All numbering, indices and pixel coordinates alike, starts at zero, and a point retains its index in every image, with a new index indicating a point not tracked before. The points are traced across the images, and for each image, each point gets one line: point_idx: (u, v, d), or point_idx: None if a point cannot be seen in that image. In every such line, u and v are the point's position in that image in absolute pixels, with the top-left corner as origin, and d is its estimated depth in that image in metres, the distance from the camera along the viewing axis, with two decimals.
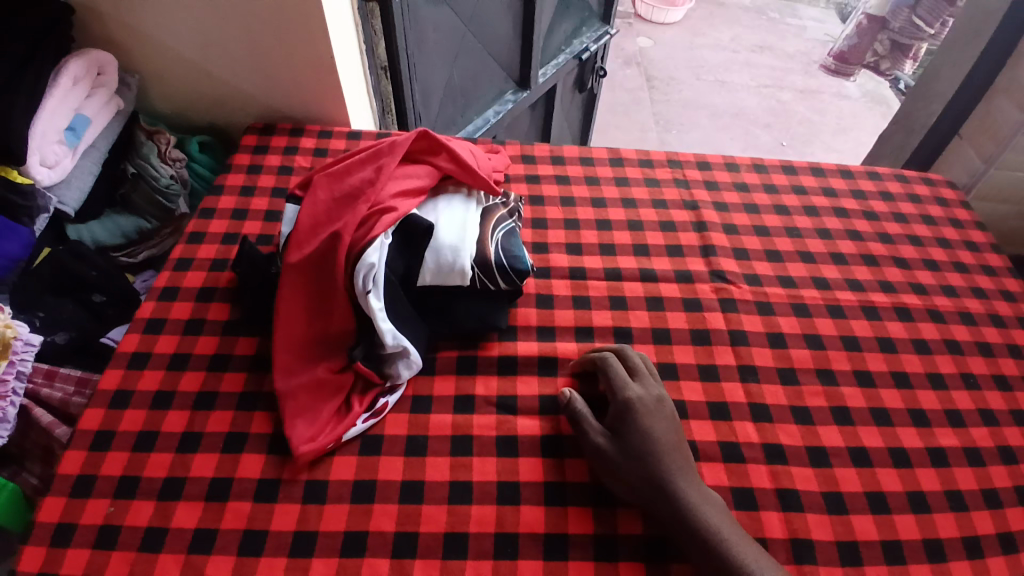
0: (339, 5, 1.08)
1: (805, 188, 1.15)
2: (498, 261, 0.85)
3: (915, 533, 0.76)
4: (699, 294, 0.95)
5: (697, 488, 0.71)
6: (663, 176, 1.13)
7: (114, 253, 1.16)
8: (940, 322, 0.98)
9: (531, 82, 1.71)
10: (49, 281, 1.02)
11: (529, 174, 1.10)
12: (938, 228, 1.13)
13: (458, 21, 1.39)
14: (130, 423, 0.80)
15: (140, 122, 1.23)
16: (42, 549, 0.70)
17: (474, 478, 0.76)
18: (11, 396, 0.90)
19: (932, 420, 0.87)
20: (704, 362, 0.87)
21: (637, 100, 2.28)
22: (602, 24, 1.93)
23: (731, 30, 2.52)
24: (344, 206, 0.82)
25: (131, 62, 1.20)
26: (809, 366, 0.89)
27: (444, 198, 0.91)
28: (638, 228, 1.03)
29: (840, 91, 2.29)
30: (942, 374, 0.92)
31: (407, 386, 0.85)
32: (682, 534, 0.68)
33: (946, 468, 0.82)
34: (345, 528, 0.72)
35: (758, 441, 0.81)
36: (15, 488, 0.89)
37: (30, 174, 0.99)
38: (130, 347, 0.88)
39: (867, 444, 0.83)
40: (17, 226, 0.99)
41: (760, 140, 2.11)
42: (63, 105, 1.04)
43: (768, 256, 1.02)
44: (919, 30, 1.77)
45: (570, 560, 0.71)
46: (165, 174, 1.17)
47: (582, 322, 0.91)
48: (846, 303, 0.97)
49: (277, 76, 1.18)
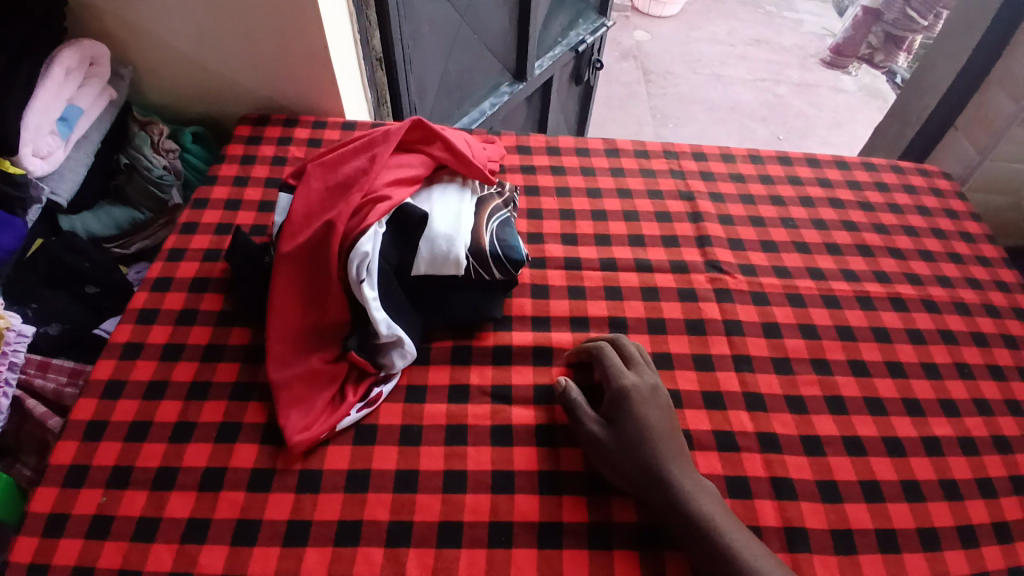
0: None
1: (801, 179, 1.15)
2: (492, 250, 0.84)
3: (908, 522, 0.76)
4: (695, 285, 0.95)
5: (691, 476, 0.71)
6: (659, 167, 1.12)
7: (107, 244, 1.16)
8: (934, 312, 0.98)
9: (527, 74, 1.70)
10: (41, 274, 1.03)
11: (524, 164, 1.10)
12: (933, 219, 1.13)
13: (453, 12, 1.38)
14: (123, 414, 0.80)
15: (132, 113, 1.22)
16: (35, 539, 0.70)
17: (468, 468, 0.76)
18: (3, 387, 0.89)
19: (926, 409, 0.87)
20: (699, 352, 0.87)
21: (634, 93, 2.27)
22: (598, 16, 1.92)
23: (727, 24, 2.51)
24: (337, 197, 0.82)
25: (123, 52, 1.18)
26: (805, 356, 0.89)
27: (439, 188, 0.90)
28: (634, 219, 1.03)
29: (836, 84, 2.28)
30: (936, 364, 0.92)
31: (401, 376, 0.84)
32: (677, 522, 0.68)
33: (940, 457, 0.82)
34: (339, 517, 0.72)
35: (753, 430, 0.81)
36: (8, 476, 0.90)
37: (21, 165, 0.97)
38: (123, 338, 0.87)
39: (862, 434, 0.83)
40: (12, 218, 0.97)
41: (757, 134, 2.11)
42: (55, 96, 1.03)
43: (765, 247, 1.02)
44: (913, 21, 1.78)
45: (564, 549, 0.71)
46: (159, 165, 1.16)
47: (577, 312, 0.91)
48: (841, 293, 0.97)
49: (271, 67, 1.17)
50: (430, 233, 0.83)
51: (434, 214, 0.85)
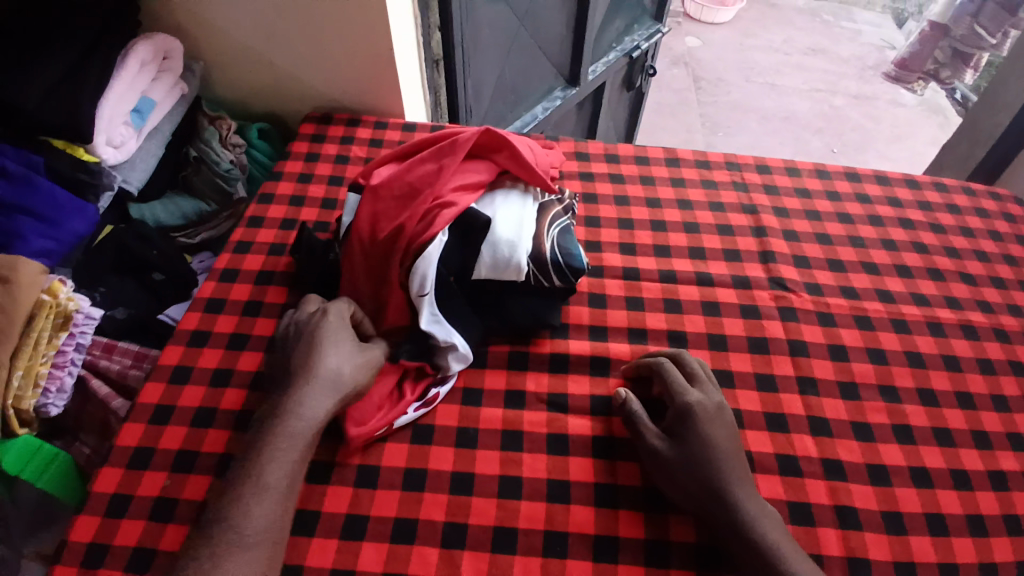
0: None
1: (867, 197, 1.12)
2: (553, 258, 0.84)
3: (977, 559, 0.73)
4: (757, 302, 0.93)
5: (755, 500, 0.70)
6: (721, 179, 1.11)
7: (174, 233, 1.19)
8: (1007, 341, 0.94)
9: (582, 78, 1.70)
10: (111, 260, 1.06)
11: (584, 171, 1.09)
12: (1007, 245, 1.09)
13: (514, 17, 1.39)
14: (190, 399, 0.83)
15: (202, 108, 1.26)
16: (105, 516, 0.73)
17: (524, 475, 0.76)
18: (69, 367, 0.92)
19: (997, 443, 0.84)
20: (761, 371, 0.86)
21: (684, 101, 2.24)
22: (654, 22, 1.91)
23: (783, 32, 2.46)
24: (405, 202, 0.83)
25: (196, 48, 1.22)
26: (871, 381, 0.87)
27: (501, 193, 0.90)
28: (695, 231, 1.02)
29: (897, 98, 2.21)
30: (1009, 396, 0.88)
31: (458, 378, 0.85)
32: (736, 543, 0.67)
33: (1011, 494, 0.79)
34: (395, 515, 0.73)
35: (816, 455, 0.79)
36: (66, 460, 0.89)
37: (95, 152, 1.02)
38: (191, 325, 0.90)
39: (929, 464, 0.80)
40: (86, 205, 1.01)
41: (811, 147, 2.06)
42: (129, 88, 1.06)
43: (830, 265, 0.99)
44: (981, 39, 1.70)
45: (619, 563, 0.70)
46: (226, 159, 1.20)
47: (635, 323, 0.90)
48: (908, 317, 0.94)
49: (335, 67, 1.19)
50: (492, 238, 0.83)
51: (498, 218, 0.85)
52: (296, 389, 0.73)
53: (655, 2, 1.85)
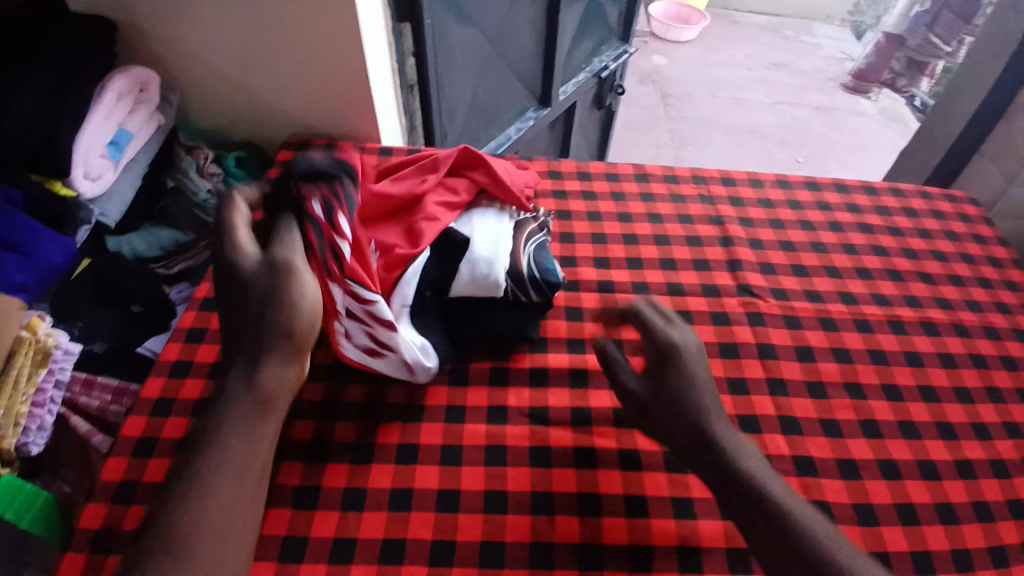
0: (375, 24, 1.12)
1: (828, 204, 1.16)
2: (530, 274, 0.87)
3: (947, 545, 0.76)
4: (727, 309, 0.96)
5: (729, 429, 0.72)
6: (688, 192, 1.15)
7: (152, 264, 1.18)
8: (965, 336, 0.99)
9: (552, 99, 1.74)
10: (90, 291, 1.07)
11: (557, 189, 1.13)
12: (961, 244, 1.14)
13: (485, 40, 1.43)
14: (173, 431, 0.83)
15: (179, 138, 1.27)
16: (89, 553, 0.73)
17: (508, 488, 0.78)
18: (49, 404, 0.91)
19: (961, 433, 0.87)
20: (733, 376, 0.89)
21: (653, 117, 2.30)
22: (621, 43, 1.97)
23: (745, 49, 2.55)
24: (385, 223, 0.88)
25: (172, 79, 1.24)
26: (838, 380, 0.90)
27: (479, 212, 0.93)
28: (665, 243, 1.05)
29: (857, 108, 2.30)
30: (969, 388, 0.92)
31: (440, 396, 0.87)
32: (724, 479, 0.68)
33: (975, 481, 0.83)
34: (383, 535, 0.74)
35: (788, 454, 0.82)
36: (49, 500, 0.86)
37: (73, 186, 1.02)
38: (172, 356, 0.91)
39: (896, 457, 0.84)
40: (63, 235, 1.01)
41: (777, 158, 2.13)
42: (107, 120, 1.08)
43: (795, 271, 1.03)
44: (936, 47, 1.80)
45: (605, 571, 0.72)
46: (203, 189, 1.23)
47: (612, 334, 0.93)
48: (871, 317, 0.99)
49: (311, 93, 1.21)
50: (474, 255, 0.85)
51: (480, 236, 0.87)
52: (246, 369, 0.63)
53: (621, 22, 1.91)
